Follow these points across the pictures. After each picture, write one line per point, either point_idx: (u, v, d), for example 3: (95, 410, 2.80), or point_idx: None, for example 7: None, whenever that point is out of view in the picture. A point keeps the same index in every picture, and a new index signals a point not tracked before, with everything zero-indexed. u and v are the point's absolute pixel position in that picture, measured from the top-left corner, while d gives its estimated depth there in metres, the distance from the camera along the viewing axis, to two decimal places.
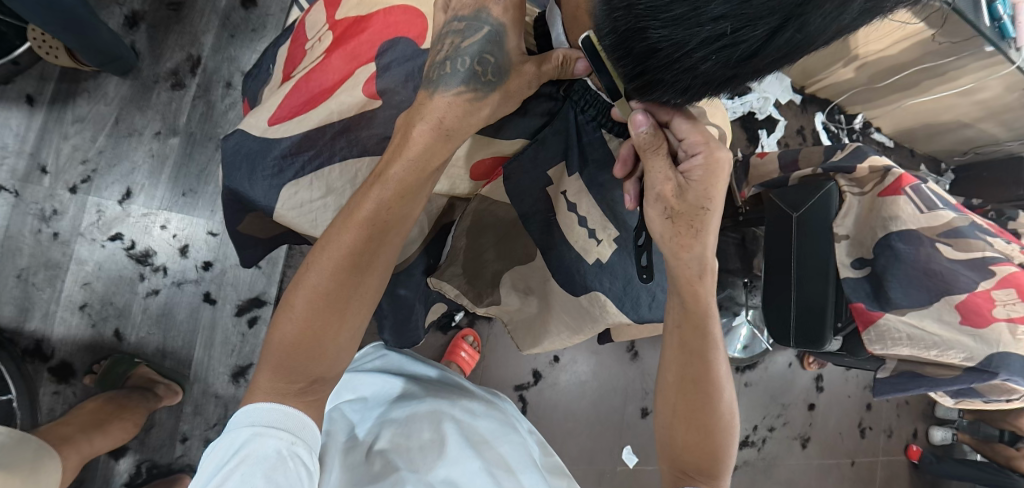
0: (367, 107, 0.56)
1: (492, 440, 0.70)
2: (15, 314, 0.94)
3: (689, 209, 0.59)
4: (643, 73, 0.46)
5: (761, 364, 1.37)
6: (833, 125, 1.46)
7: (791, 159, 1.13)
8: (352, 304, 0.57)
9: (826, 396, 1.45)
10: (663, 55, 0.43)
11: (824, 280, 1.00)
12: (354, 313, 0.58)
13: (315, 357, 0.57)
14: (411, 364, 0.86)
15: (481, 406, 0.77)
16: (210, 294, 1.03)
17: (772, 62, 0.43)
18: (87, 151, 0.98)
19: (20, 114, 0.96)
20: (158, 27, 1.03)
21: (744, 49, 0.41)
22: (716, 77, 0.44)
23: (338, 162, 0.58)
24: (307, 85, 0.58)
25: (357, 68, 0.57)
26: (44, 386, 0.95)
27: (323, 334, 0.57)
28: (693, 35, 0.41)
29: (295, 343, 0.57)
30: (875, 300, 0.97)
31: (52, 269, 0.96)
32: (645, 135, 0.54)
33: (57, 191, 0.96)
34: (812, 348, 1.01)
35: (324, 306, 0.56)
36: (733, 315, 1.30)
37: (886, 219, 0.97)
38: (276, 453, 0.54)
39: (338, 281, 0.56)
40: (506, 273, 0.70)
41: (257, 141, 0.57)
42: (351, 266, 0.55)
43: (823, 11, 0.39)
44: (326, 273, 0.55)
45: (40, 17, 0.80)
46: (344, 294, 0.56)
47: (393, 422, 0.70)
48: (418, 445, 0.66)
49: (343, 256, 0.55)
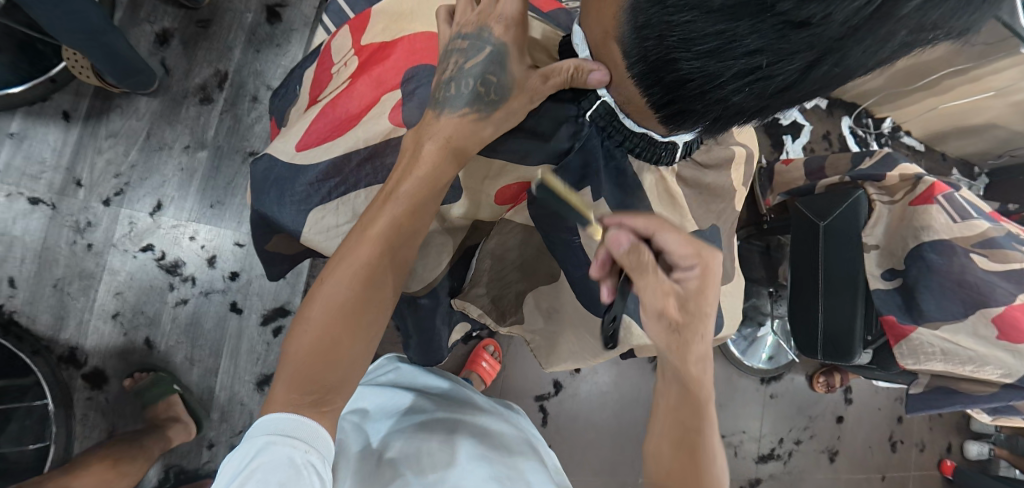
0: (391, 134, 0.56)
1: (508, 456, 0.69)
2: (51, 322, 0.96)
3: (690, 319, 0.60)
4: (671, 101, 0.45)
5: (785, 376, 1.36)
6: (861, 129, 1.43)
7: (817, 166, 1.21)
8: (369, 309, 0.58)
9: (855, 409, 1.41)
10: (694, 85, 0.43)
11: (852, 293, 1.06)
12: (372, 320, 0.59)
13: (331, 366, 0.57)
14: (424, 377, 0.86)
15: (485, 417, 0.77)
16: (237, 303, 1.06)
17: (807, 93, 0.43)
18: (121, 165, 1.01)
19: (56, 130, 0.98)
20: (189, 44, 1.06)
21: (778, 80, 0.40)
22: (748, 107, 0.43)
23: (362, 187, 0.57)
24: (333, 112, 0.58)
25: (384, 95, 0.57)
26: (77, 391, 0.97)
27: (341, 342, 0.57)
28: (727, 68, 0.40)
29: (313, 349, 0.57)
30: (906, 313, 0.99)
31: (85, 279, 0.98)
32: (627, 253, 0.55)
33: (91, 204, 0.99)
34: (840, 361, 1.09)
35: (341, 313, 0.57)
36: (758, 325, 1.33)
37: (918, 228, 0.99)
38: (289, 462, 0.53)
39: (356, 288, 0.57)
40: (526, 293, 0.71)
41: (285, 166, 0.57)
42: (371, 271, 0.57)
43: (862, 47, 0.38)
44: (345, 281, 0.57)
45: (73, 29, 0.80)
46: (361, 302, 0.57)
47: (403, 433, 0.70)
48: (428, 453, 0.67)
49: (364, 260, 0.56)
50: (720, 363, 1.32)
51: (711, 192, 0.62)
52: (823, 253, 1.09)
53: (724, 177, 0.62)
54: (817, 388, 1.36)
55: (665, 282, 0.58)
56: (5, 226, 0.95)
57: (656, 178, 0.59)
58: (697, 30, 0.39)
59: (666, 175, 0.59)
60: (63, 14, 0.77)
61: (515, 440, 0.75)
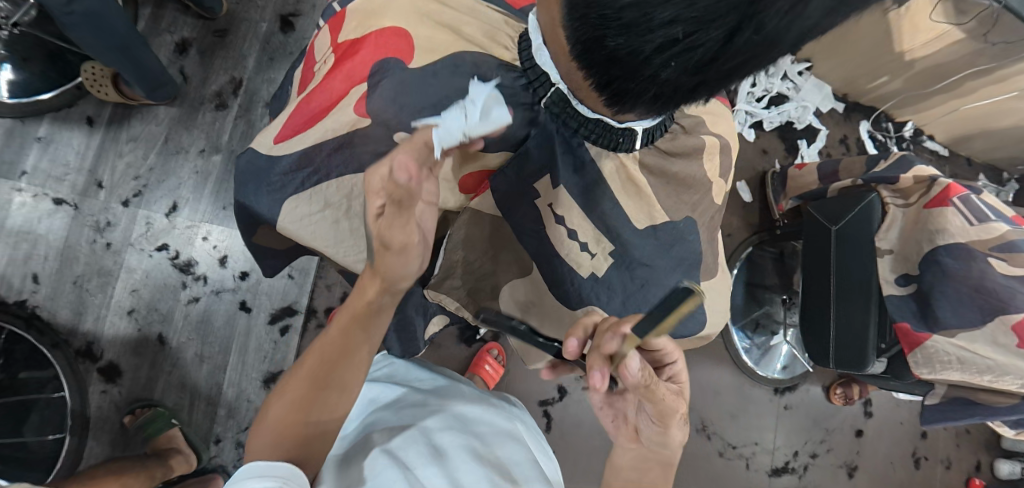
0: (356, 126, 0.50)
1: (496, 448, 0.69)
2: (70, 317, 1.01)
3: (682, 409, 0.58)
4: (609, 83, 0.44)
5: (801, 387, 1.32)
6: (879, 133, 1.41)
7: (831, 170, 1.18)
8: (344, 385, 0.60)
9: (876, 422, 1.35)
10: (624, 63, 0.41)
11: (865, 299, 1.02)
12: (346, 394, 0.60)
13: (305, 433, 0.58)
14: (418, 373, 0.87)
15: (478, 409, 0.77)
16: (246, 302, 1.09)
17: (744, 66, 0.39)
18: (140, 168, 1.06)
19: (80, 134, 1.03)
20: (207, 53, 1.10)
21: (700, 54, 0.37)
22: (681, 85, 0.41)
23: (334, 178, 0.52)
24: (307, 107, 0.53)
25: (352, 87, 0.51)
26: (93, 384, 1.01)
27: (312, 412, 0.58)
28: (647, 43, 0.38)
29: (286, 420, 0.58)
30: (921, 321, 0.96)
31: (104, 276, 1.03)
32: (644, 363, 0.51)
33: (111, 205, 1.04)
34: (853, 370, 1.04)
35: (315, 384, 0.58)
36: (771, 334, 1.30)
37: (933, 232, 0.95)
38: None
39: (329, 361, 0.59)
40: (504, 285, 0.65)
41: (263, 159, 0.53)
42: (345, 350, 0.59)
43: (784, 12, 0.34)
44: (320, 355, 0.59)
45: (100, 42, 0.85)
46: (333, 375, 0.59)
47: (396, 428, 0.70)
48: (412, 440, 0.67)
49: (341, 337, 0.59)
50: (731, 371, 1.29)
51: (680, 182, 0.59)
52: (835, 257, 1.06)
53: (692, 165, 0.59)
54: (834, 400, 1.31)
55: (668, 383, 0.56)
56: (31, 225, 1.00)
57: (616, 165, 0.57)
58: (611, 5, 0.37)
59: (626, 161, 0.57)
60: (91, 30, 0.82)
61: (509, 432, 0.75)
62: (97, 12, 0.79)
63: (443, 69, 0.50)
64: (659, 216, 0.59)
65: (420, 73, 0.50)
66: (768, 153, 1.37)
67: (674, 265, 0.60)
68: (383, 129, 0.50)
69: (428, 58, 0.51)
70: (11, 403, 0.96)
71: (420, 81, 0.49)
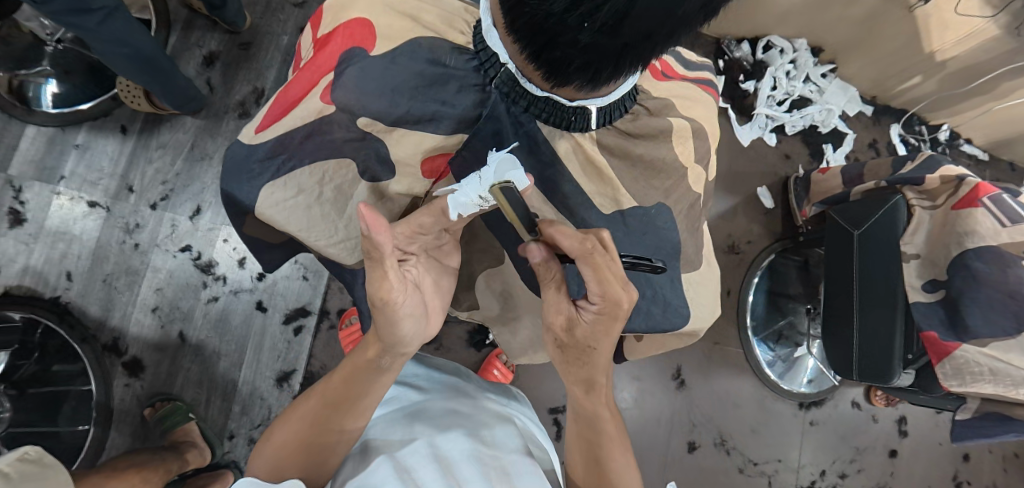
0: (322, 113, 0.51)
1: (499, 451, 0.66)
2: (99, 313, 1.07)
3: (575, 345, 0.57)
4: (538, 54, 0.38)
5: (828, 401, 1.26)
6: (912, 136, 1.36)
7: (855, 173, 1.11)
8: (339, 437, 0.62)
9: (911, 442, 1.27)
10: (541, 33, 0.36)
11: (890, 308, 0.95)
12: (340, 441, 0.63)
13: (305, 460, 0.61)
14: (411, 367, 0.83)
15: (475, 403, 0.76)
16: (262, 302, 1.13)
17: (673, 13, 0.32)
18: (167, 173, 1.12)
19: (114, 142, 1.10)
20: (231, 64, 1.16)
21: (611, 4, 0.31)
22: (608, 46, 0.34)
23: (307, 164, 0.54)
24: (284, 98, 0.56)
25: (321, 77, 0.52)
26: (117, 377, 1.07)
27: (314, 444, 0.62)
28: (554, 3, 0.33)
29: (290, 449, 0.62)
30: (950, 330, 0.89)
31: (131, 275, 1.09)
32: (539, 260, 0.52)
33: (140, 208, 1.10)
34: (878, 382, 0.97)
35: (318, 421, 0.61)
36: (795, 345, 1.24)
37: (962, 234, 0.90)
38: None
39: (333, 402, 0.62)
40: (479, 273, 0.63)
41: (244, 148, 0.56)
42: (349, 394, 0.61)
43: None
44: (326, 395, 0.62)
45: (133, 67, 0.89)
46: (335, 415, 0.61)
47: (395, 433, 0.68)
48: (413, 451, 0.63)
49: (340, 390, 0.61)
50: (752, 383, 1.24)
51: (652, 169, 0.55)
52: (858, 260, 1.00)
53: (658, 148, 0.54)
54: (875, 401, 1.25)
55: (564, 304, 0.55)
56: (67, 226, 1.07)
57: (573, 146, 0.52)
58: None
59: (583, 141, 0.52)
60: (128, 56, 0.86)
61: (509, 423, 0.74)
62: (125, 41, 0.83)
63: (402, 54, 0.50)
64: (625, 201, 0.55)
65: (381, 59, 0.50)
66: (790, 159, 1.32)
67: (652, 254, 0.58)
68: (349, 116, 0.51)
69: (389, 45, 0.50)
70: (44, 395, 1.01)
71: (381, 66, 0.49)
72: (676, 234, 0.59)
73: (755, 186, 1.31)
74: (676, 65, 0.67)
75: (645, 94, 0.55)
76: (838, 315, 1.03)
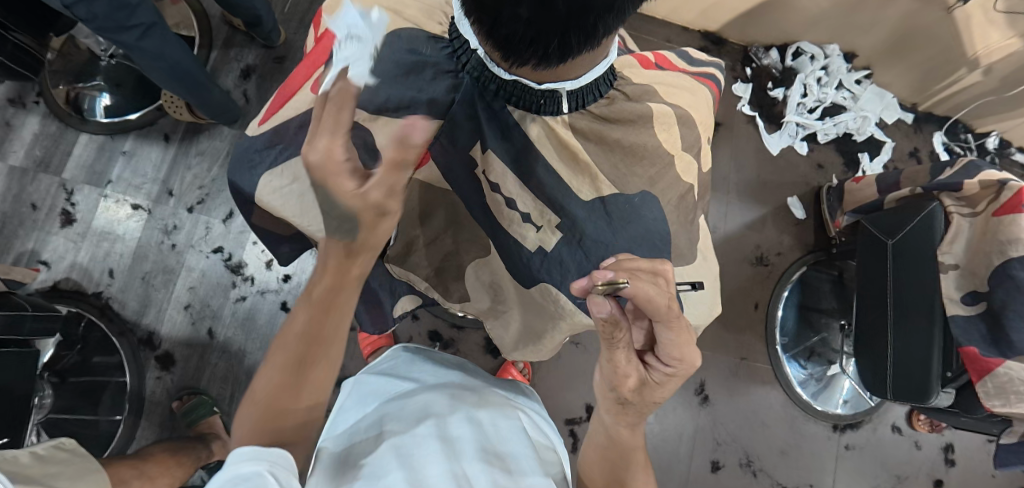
0: (313, 103, 0.55)
1: (506, 450, 0.60)
2: (137, 309, 1.13)
3: (642, 402, 0.53)
4: (491, 35, 0.39)
5: (866, 424, 1.19)
6: (957, 145, 1.29)
7: (893, 182, 1.05)
8: (315, 382, 0.53)
9: (959, 473, 1.19)
10: (490, 13, 0.37)
11: (928, 315, 0.88)
12: (319, 389, 0.54)
13: (283, 413, 0.52)
14: (417, 371, 0.80)
15: (477, 396, 0.71)
16: (287, 303, 1.17)
17: None
18: (204, 179, 1.18)
19: (158, 149, 1.18)
20: (265, 77, 1.23)
21: None
22: (551, 19, 0.35)
23: (303, 152, 0.56)
24: (284, 91, 0.60)
25: (314, 71, 0.57)
26: (149, 371, 1.12)
27: (291, 393, 0.52)
28: None
29: (260, 405, 0.52)
30: (993, 345, 0.83)
31: (167, 273, 1.15)
32: (605, 320, 0.47)
33: (178, 211, 1.17)
34: (915, 402, 0.89)
35: (289, 366, 0.52)
36: (827, 363, 1.18)
37: (1004, 243, 0.83)
38: (255, 475, 0.44)
39: (300, 339, 0.52)
40: (467, 264, 0.63)
41: (245, 139, 0.59)
42: (319, 329, 0.52)
43: None
44: (292, 334, 0.53)
45: (173, 83, 0.94)
46: (306, 354, 0.52)
47: (395, 429, 0.61)
48: (414, 447, 0.57)
49: (310, 326, 0.52)
50: (782, 401, 1.18)
51: (633, 154, 0.56)
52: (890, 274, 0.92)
53: (637, 135, 0.56)
54: (918, 426, 1.17)
55: (630, 360, 0.51)
56: (111, 227, 1.14)
57: (545, 130, 0.54)
58: None
59: (555, 125, 0.54)
60: (168, 71, 0.90)
61: (509, 410, 0.69)
62: (161, 54, 0.86)
63: (383, 48, 0.54)
64: (605, 187, 0.56)
65: None
66: (824, 168, 1.27)
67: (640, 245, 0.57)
68: None
69: None
70: (83, 384, 1.07)
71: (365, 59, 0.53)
72: (664, 224, 0.58)
73: (786, 196, 1.26)
74: (675, 59, 0.67)
75: (624, 81, 0.57)
76: (869, 325, 0.96)
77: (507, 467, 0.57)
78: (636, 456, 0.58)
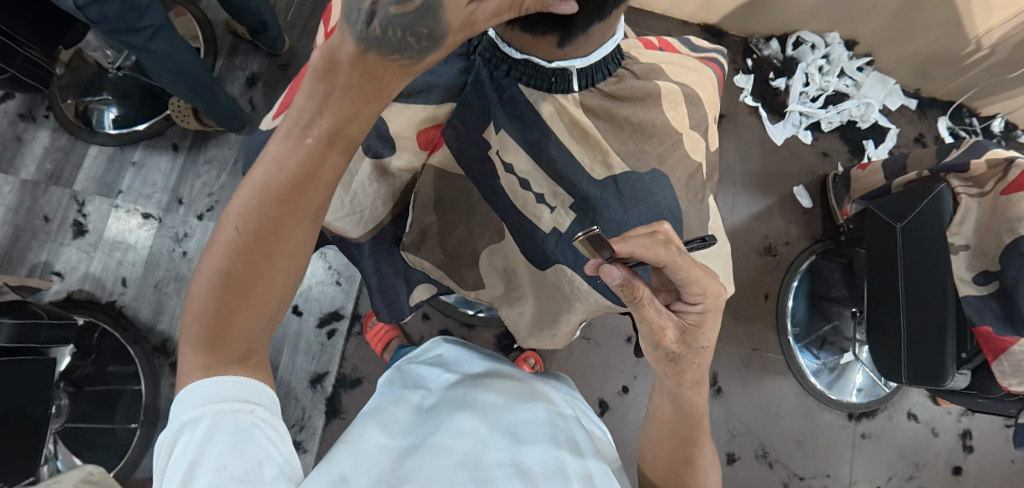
0: None
1: (575, 448, 0.54)
2: (150, 316, 1.14)
3: (690, 350, 0.54)
4: None
5: (882, 412, 1.18)
6: (963, 129, 1.30)
7: (899, 167, 1.05)
8: (276, 276, 0.44)
9: (977, 459, 1.18)
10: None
11: (940, 293, 0.88)
12: (284, 283, 0.45)
13: (239, 311, 0.44)
14: (454, 361, 0.74)
15: (519, 384, 0.64)
16: (298, 306, 1.16)
17: None
18: (213, 187, 1.20)
19: (167, 158, 1.19)
20: (271, 84, 1.25)
21: None
22: None
23: None
24: (295, 86, 0.62)
25: None
26: (165, 377, 1.13)
27: (249, 289, 0.44)
28: None
29: (216, 305, 0.44)
30: (1006, 323, 0.81)
31: (179, 281, 1.16)
32: (621, 285, 0.48)
33: (189, 219, 1.18)
34: (931, 385, 0.89)
35: (244, 253, 0.43)
36: (840, 352, 1.17)
37: (1013, 220, 0.81)
38: (238, 426, 0.45)
39: (255, 221, 0.42)
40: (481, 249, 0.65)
41: None
42: (284, 213, 0.42)
43: None
44: (246, 212, 0.42)
45: (180, 84, 0.95)
46: (265, 240, 0.43)
47: (435, 425, 0.55)
48: (459, 447, 0.50)
49: (272, 204, 0.42)
50: (796, 391, 1.18)
51: (642, 131, 0.57)
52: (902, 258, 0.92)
53: (646, 115, 0.56)
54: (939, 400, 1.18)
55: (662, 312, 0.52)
56: (123, 236, 1.15)
57: (556, 108, 0.55)
58: None
59: (567, 104, 0.55)
60: (173, 74, 0.92)
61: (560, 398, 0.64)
62: (167, 56, 0.88)
63: None
64: (616, 166, 0.57)
65: None
66: (828, 156, 1.28)
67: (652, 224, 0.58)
68: None
69: None
70: (98, 393, 1.07)
71: None
72: (674, 202, 0.59)
73: (793, 185, 1.26)
74: (679, 44, 0.67)
75: (631, 60, 0.58)
76: (885, 309, 0.96)
77: (577, 453, 0.53)
78: (701, 423, 0.60)
